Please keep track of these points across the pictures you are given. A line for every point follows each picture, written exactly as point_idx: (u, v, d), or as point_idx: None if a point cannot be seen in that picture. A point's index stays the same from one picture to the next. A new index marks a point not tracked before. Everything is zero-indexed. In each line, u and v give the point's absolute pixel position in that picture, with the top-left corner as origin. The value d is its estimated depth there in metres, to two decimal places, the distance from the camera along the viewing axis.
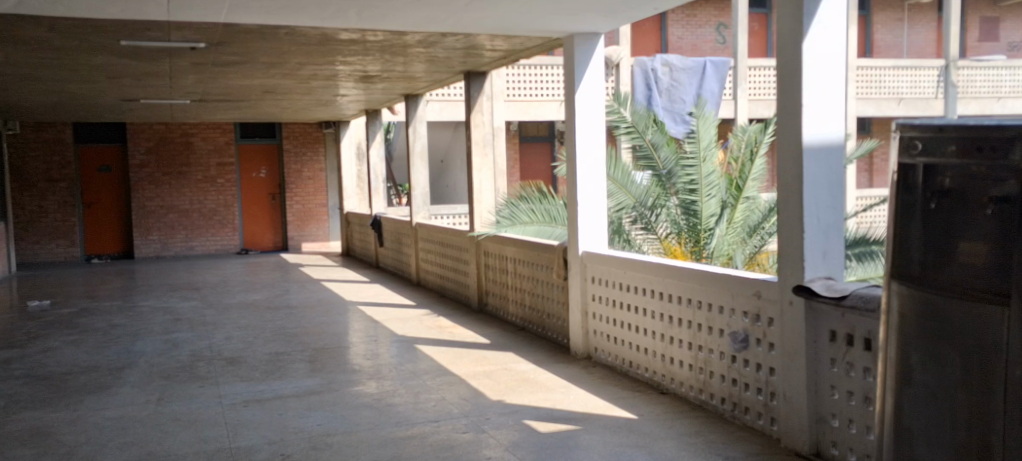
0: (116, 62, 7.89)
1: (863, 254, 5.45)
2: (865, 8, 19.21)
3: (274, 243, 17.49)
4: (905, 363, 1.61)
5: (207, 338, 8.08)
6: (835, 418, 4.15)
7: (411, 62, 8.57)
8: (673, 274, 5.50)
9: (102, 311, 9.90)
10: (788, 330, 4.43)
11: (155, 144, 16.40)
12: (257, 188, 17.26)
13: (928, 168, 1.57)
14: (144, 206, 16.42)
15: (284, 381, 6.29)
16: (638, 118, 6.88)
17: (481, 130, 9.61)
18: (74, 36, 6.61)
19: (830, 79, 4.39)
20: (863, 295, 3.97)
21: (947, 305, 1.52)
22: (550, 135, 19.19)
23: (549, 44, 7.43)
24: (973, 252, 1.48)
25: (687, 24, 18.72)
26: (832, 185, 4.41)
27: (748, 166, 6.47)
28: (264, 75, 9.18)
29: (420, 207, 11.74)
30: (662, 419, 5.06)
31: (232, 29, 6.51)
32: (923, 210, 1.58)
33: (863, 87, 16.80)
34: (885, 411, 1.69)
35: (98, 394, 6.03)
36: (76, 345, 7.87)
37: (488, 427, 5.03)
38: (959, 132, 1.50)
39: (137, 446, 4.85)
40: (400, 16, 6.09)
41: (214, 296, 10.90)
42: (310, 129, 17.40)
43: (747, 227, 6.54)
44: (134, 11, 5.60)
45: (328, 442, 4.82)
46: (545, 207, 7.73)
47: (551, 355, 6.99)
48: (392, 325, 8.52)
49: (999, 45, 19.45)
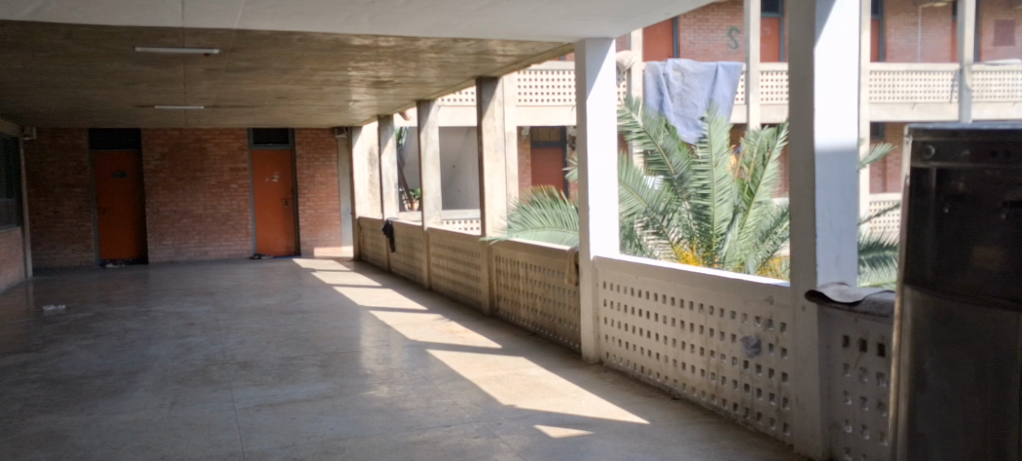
0: (131, 68, 7.95)
1: (877, 259, 5.44)
2: (878, 13, 19.20)
3: (287, 248, 17.56)
4: (918, 370, 1.61)
5: (220, 342, 8.13)
6: (848, 423, 4.13)
7: (422, 68, 8.61)
8: (685, 279, 5.48)
9: (116, 315, 9.96)
10: (800, 335, 4.42)
11: (169, 150, 16.52)
12: (271, 194, 17.34)
13: (941, 172, 1.57)
14: (158, 211, 16.55)
15: (297, 385, 6.30)
16: (650, 123, 6.85)
17: (493, 135, 9.56)
18: (91, 43, 6.68)
19: (840, 84, 4.38)
20: (876, 300, 3.95)
21: (960, 311, 1.51)
22: (562, 140, 19.20)
23: (561, 50, 7.43)
24: (986, 256, 1.49)
25: (699, 29, 18.72)
26: (845, 189, 4.39)
27: (760, 170, 6.43)
28: (275, 81, 9.22)
29: (432, 212, 11.71)
30: (674, 425, 5.04)
31: (244, 35, 6.57)
32: (937, 215, 1.58)
33: (876, 91, 16.74)
34: (898, 417, 1.68)
35: (113, 398, 6.06)
36: (91, 349, 7.92)
37: (500, 432, 5.04)
38: (973, 136, 1.50)
39: (151, 449, 4.88)
40: (413, 22, 6.12)
41: (228, 301, 10.96)
42: (322, 134, 17.41)
43: (759, 232, 6.53)
44: (149, 18, 5.66)
45: (340, 446, 4.83)
46: (557, 211, 7.72)
47: (562, 360, 6.99)
48: (404, 329, 8.55)
49: (1015, 48, 19.29)
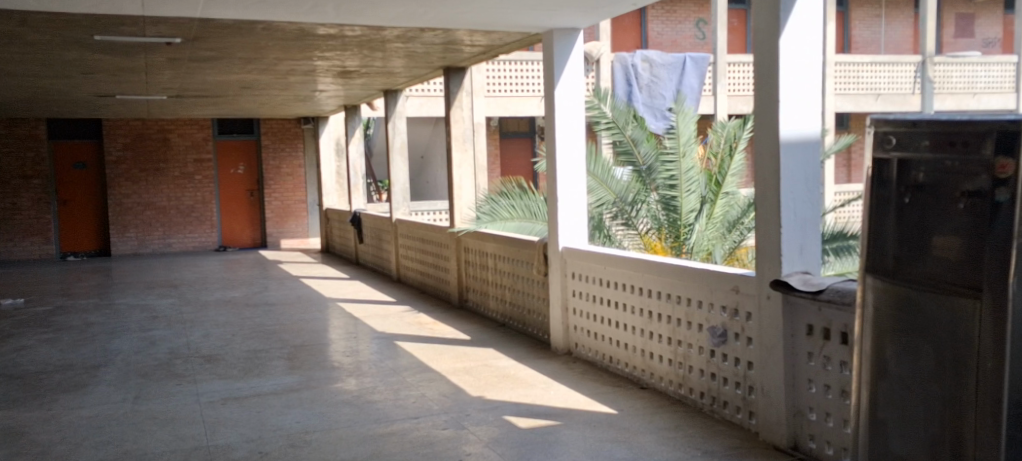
0: (90, 57, 7.80)
1: (841, 248, 5.50)
2: (843, 5, 19.36)
3: (252, 240, 17.41)
4: (881, 357, 1.74)
5: (185, 335, 8.02)
6: (813, 411, 4.18)
7: (389, 57, 8.53)
8: (653, 269, 5.51)
9: (76, 309, 9.79)
10: (765, 324, 4.46)
11: (132, 140, 16.26)
12: (236, 185, 17.16)
13: (902, 163, 1.69)
14: (121, 203, 16.28)
15: (263, 379, 6.24)
16: (618, 114, 6.86)
17: (461, 126, 9.51)
18: (48, 30, 6.53)
19: (805, 74, 4.41)
20: (840, 289, 3.98)
21: (920, 296, 1.65)
22: (531, 131, 19.22)
23: (528, 40, 7.45)
24: (945, 245, 1.61)
25: (667, 21, 18.81)
26: (809, 180, 4.43)
27: (727, 162, 6.48)
28: (241, 71, 9.10)
29: (400, 203, 11.67)
30: (642, 414, 5.07)
31: (207, 24, 6.47)
32: (898, 205, 1.70)
33: (841, 82, 16.89)
34: (861, 403, 1.82)
35: (73, 393, 5.96)
36: (51, 343, 7.78)
37: (468, 423, 5.03)
38: (932, 127, 1.63)
39: (113, 445, 4.80)
40: (378, 11, 6.09)
41: (192, 293, 10.82)
42: (288, 125, 17.26)
43: (726, 222, 6.55)
44: (109, 6, 5.56)
45: (307, 440, 4.80)
46: (526, 202, 7.84)
47: (531, 351, 6.99)
48: (372, 321, 8.49)
49: (975, 41, 19.67)
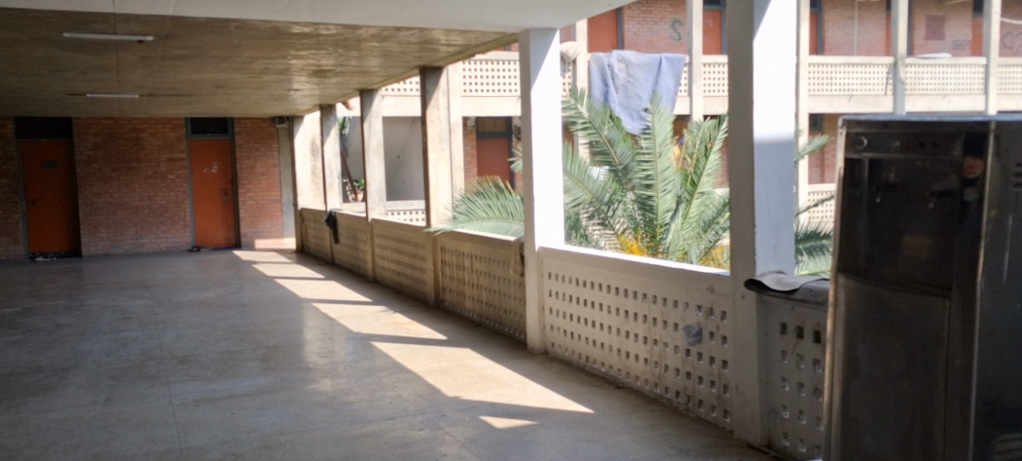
0: (59, 54, 7.70)
1: (814, 248, 5.55)
2: (817, 6, 19.53)
3: (226, 240, 17.25)
4: (853, 354, 1.78)
5: (157, 337, 7.93)
6: (786, 409, 4.21)
7: (365, 56, 8.49)
8: (628, 269, 5.53)
9: (46, 310, 9.66)
10: (739, 323, 4.48)
11: (103, 139, 16.08)
12: (209, 184, 17.00)
13: (873, 163, 1.71)
14: (91, 203, 16.08)
15: (237, 380, 6.19)
16: (594, 114, 6.86)
17: (437, 126, 9.46)
18: (16, 28, 6.44)
19: (778, 75, 4.44)
20: (812, 288, 3.98)
21: (892, 296, 1.68)
22: (507, 130, 19.21)
23: (505, 40, 7.46)
24: (915, 244, 1.63)
25: (643, 21, 18.87)
26: (783, 179, 4.45)
27: (703, 162, 6.54)
28: (214, 69, 9.03)
29: (375, 203, 11.59)
30: (618, 413, 5.08)
31: (180, 22, 6.41)
32: (869, 205, 1.73)
33: (816, 83, 17.03)
34: (835, 402, 1.86)
35: (42, 396, 5.88)
36: (19, 345, 7.67)
37: (444, 424, 5.01)
38: (903, 128, 1.66)
39: (83, 448, 4.74)
40: (352, 10, 6.07)
41: (165, 294, 10.70)
42: (263, 124, 17.15)
43: (701, 222, 6.60)
44: (77, 3, 5.49)
45: (281, 441, 4.76)
46: (502, 202, 7.83)
47: (507, 351, 6.98)
48: (348, 322, 8.44)
49: (945, 43, 19.93)
